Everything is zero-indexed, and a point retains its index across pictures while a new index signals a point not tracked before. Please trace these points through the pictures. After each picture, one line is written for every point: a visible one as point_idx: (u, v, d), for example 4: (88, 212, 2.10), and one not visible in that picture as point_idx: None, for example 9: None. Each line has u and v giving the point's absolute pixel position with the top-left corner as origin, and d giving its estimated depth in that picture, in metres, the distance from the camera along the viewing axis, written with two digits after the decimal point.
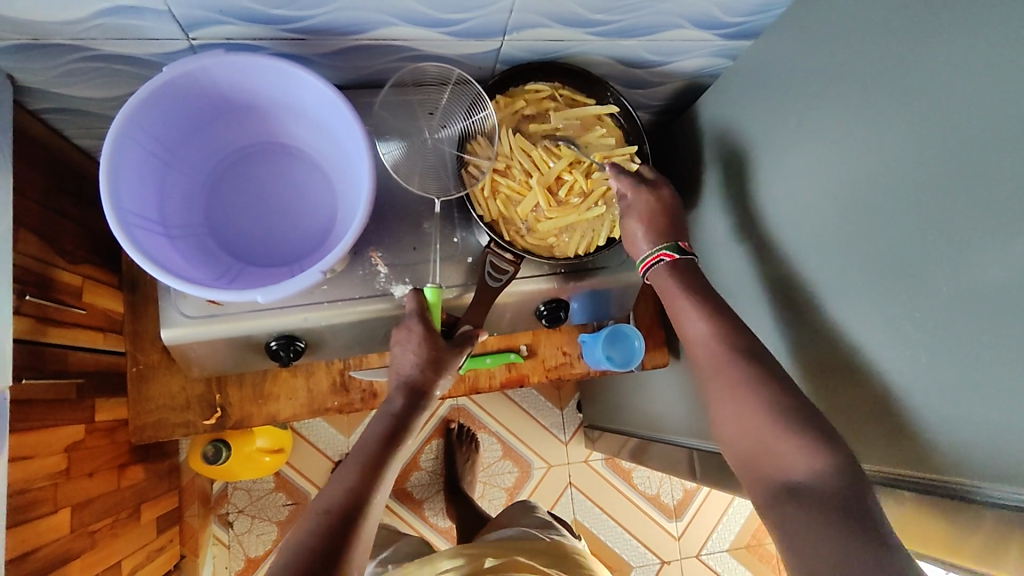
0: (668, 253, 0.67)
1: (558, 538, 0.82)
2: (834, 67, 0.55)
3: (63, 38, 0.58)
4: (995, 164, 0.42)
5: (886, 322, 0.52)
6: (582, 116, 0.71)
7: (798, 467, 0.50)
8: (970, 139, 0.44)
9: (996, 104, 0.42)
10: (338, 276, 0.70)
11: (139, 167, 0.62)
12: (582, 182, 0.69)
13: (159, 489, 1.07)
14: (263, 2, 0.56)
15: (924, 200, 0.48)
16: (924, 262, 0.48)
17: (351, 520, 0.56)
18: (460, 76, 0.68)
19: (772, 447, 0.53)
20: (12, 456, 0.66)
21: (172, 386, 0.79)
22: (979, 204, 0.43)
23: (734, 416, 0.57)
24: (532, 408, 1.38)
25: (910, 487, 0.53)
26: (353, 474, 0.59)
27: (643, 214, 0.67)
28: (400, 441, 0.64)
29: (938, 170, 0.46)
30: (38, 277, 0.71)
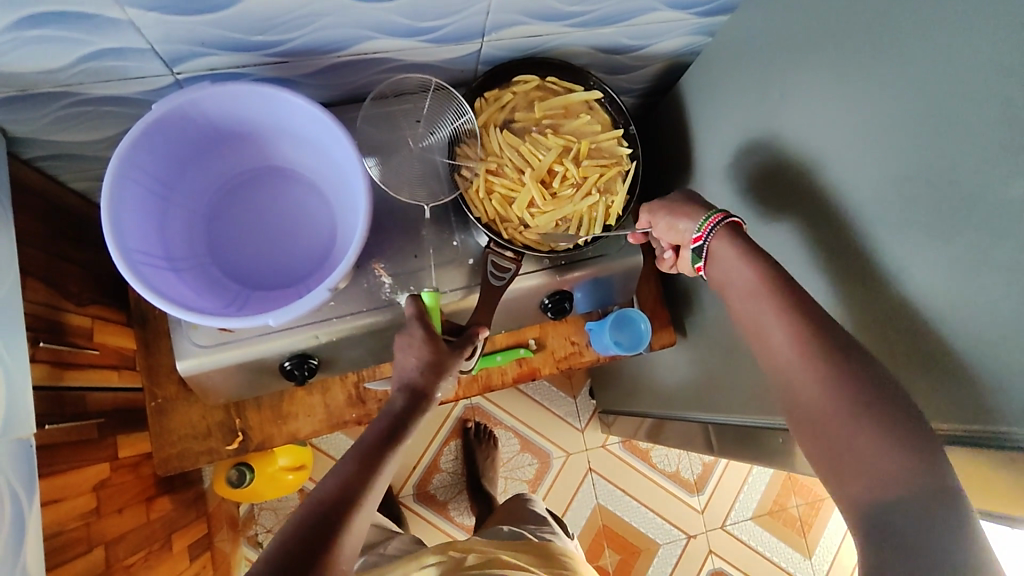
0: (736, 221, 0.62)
1: (547, 539, 0.83)
2: (812, 35, 0.56)
3: (50, 86, 0.59)
4: (977, 118, 0.43)
5: (883, 280, 0.53)
6: (566, 105, 0.72)
7: (878, 464, 0.45)
8: (949, 96, 0.45)
9: (971, 60, 0.43)
10: (343, 291, 0.71)
11: (139, 205, 0.63)
12: (575, 172, 0.70)
13: (189, 517, 1.09)
14: (244, 29, 0.57)
15: (911, 158, 0.48)
16: (914, 222, 0.49)
17: (343, 511, 0.55)
18: (438, 83, 0.71)
19: (844, 434, 0.47)
20: (44, 500, 0.67)
21: (192, 417, 0.81)
22: (962, 158, 0.44)
23: (802, 398, 0.51)
24: (545, 399, 1.40)
25: (973, 440, 0.47)
26: (350, 468, 0.59)
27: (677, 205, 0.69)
28: (398, 442, 0.63)
29: (921, 128, 0.47)
30: (49, 322, 0.72)
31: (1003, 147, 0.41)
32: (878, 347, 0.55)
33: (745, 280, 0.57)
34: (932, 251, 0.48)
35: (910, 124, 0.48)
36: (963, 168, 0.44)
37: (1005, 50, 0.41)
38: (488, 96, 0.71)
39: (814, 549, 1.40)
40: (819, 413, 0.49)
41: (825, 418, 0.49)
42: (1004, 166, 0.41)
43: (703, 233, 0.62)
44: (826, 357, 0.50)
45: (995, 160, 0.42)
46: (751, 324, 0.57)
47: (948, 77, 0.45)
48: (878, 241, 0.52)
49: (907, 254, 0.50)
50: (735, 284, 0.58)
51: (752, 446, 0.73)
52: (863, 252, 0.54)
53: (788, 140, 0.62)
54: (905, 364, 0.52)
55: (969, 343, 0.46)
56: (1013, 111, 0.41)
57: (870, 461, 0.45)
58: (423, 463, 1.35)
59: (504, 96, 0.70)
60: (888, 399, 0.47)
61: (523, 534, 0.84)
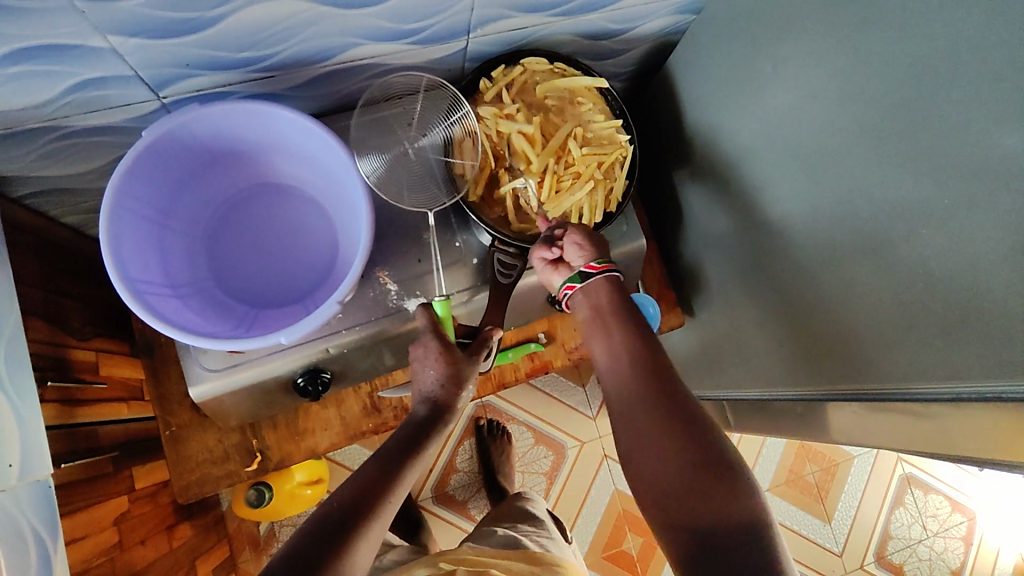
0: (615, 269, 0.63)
1: (548, 550, 0.84)
2: (793, 6, 0.55)
3: (35, 122, 0.58)
4: (954, 77, 0.42)
5: (870, 252, 0.52)
6: (571, 88, 0.70)
7: (701, 505, 0.50)
8: (927, 58, 0.44)
9: (948, 18, 0.42)
10: (351, 302, 0.70)
11: (137, 234, 0.62)
12: (580, 160, 0.69)
13: (211, 540, 1.08)
14: (229, 47, 0.56)
15: (890, 124, 0.48)
16: (896, 189, 0.48)
17: (363, 514, 0.55)
18: (429, 82, 0.69)
19: (676, 476, 0.52)
20: (68, 539, 0.67)
21: (208, 441, 0.80)
22: (943, 119, 0.44)
23: (632, 441, 0.55)
24: (554, 390, 1.40)
25: (930, 396, 0.50)
26: (371, 474, 0.59)
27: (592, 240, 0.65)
28: (420, 452, 0.63)
29: (900, 92, 0.46)
30: (54, 361, 0.71)
31: (980, 105, 0.41)
32: None
33: (602, 326, 0.61)
34: (915, 220, 0.47)
35: (890, 90, 0.47)
36: (944, 128, 0.44)
37: (977, 8, 0.40)
38: (494, 74, 0.69)
39: (833, 514, 1.36)
40: (651, 458, 0.53)
41: (667, 460, 0.52)
42: (984, 128, 0.41)
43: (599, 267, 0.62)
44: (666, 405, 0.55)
45: (974, 121, 0.41)
46: (603, 370, 0.60)
47: (923, 40, 0.44)
48: (865, 211, 0.52)
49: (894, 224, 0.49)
50: (601, 322, 0.61)
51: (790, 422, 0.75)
52: (846, 223, 0.54)
53: (772, 114, 0.61)
54: (891, 334, 0.52)
55: (959, 307, 0.45)
56: (990, 67, 0.40)
57: (693, 501, 0.51)
58: (439, 465, 1.35)
59: (514, 71, 0.69)
60: (712, 447, 0.52)
61: (522, 543, 0.84)
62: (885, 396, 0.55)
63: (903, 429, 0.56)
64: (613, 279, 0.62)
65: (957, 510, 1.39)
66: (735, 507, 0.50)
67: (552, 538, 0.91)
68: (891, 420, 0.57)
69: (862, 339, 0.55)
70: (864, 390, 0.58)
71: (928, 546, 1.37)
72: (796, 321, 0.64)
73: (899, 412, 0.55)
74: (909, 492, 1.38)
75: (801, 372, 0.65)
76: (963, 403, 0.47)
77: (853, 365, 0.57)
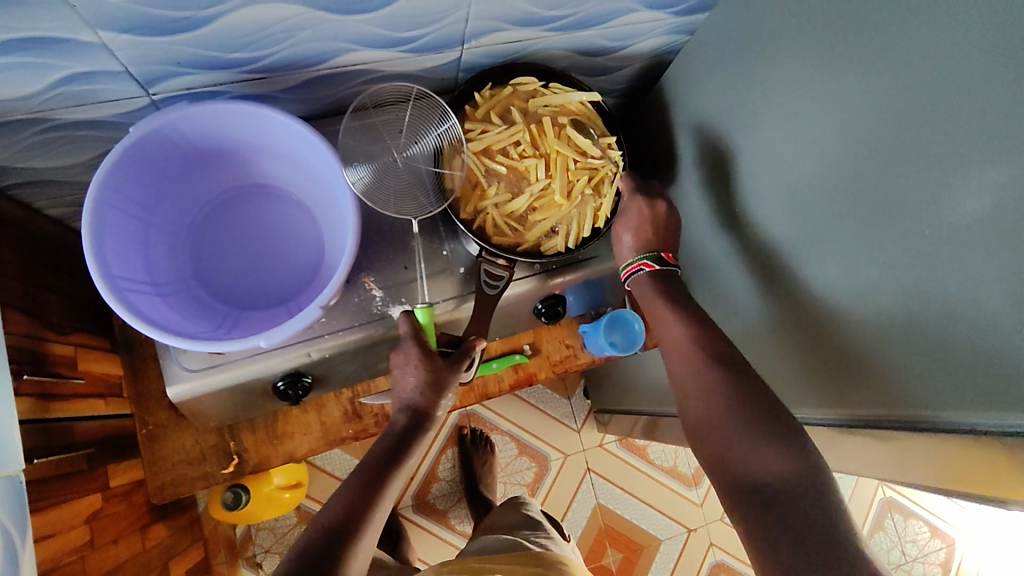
0: (647, 263, 0.69)
1: (548, 550, 0.84)
2: (782, 32, 0.56)
3: (21, 113, 0.57)
4: (937, 109, 0.43)
5: (849, 278, 0.53)
6: (563, 104, 0.70)
7: (771, 467, 0.51)
8: (912, 89, 0.45)
9: (933, 51, 0.43)
10: (334, 306, 0.70)
11: (121, 230, 0.62)
12: (559, 172, 0.69)
13: (187, 541, 1.06)
14: (220, 47, 0.56)
15: (875, 152, 0.48)
16: (879, 217, 0.49)
17: (346, 538, 0.56)
18: (419, 91, 0.68)
19: (746, 439, 0.54)
20: (37, 536, 0.65)
21: (185, 442, 0.79)
22: (926, 149, 0.44)
23: (700, 413, 0.58)
24: (539, 402, 1.39)
25: (917, 426, 0.50)
26: (351, 494, 0.59)
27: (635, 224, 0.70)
28: (398, 464, 0.63)
29: (885, 121, 0.47)
30: (30, 354, 0.69)
31: (964, 136, 0.41)
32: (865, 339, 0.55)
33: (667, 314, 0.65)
34: (898, 248, 0.48)
35: (875, 119, 0.48)
36: (927, 158, 0.44)
37: (961, 43, 0.41)
38: (485, 90, 0.70)
39: None
40: (702, 412, 0.58)
41: (716, 416, 0.57)
42: (968, 159, 0.41)
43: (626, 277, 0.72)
44: (736, 378, 0.58)
45: (959, 152, 0.42)
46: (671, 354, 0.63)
47: (908, 71, 0.45)
48: (848, 237, 0.52)
49: (877, 251, 0.50)
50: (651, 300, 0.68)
51: None
52: (828, 249, 0.54)
53: (760, 136, 0.62)
54: (874, 360, 0.52)
55: (938, 334, 0.46)
56: (972, 101, 0.41)
57: (761, 464, 0.52)
58: (421, 473, 1.34)
59: (503, 91, 0.70)
60: (784, 421, 0.54)
61: (521, 544, 0.84)
62: (869, 423, 0.55)
63: (877, 456, 0.56)
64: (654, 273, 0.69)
65: (936, 535, 1.39)
66: (786, 452, 0.52)
67: (551, 536, 0.91)
68: (871, 445, 0.56)
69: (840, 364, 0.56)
70: (843, 417, 0.58)
71: (907, 571, 1.37)
72: (777, 343, 0.65)
73: (869, 438, 0.56)
74: (889, 516, 1.38)
75: (784, 394, 0.66)
76: (937, 433, 0.48)
77: (838, 388, 0.57)
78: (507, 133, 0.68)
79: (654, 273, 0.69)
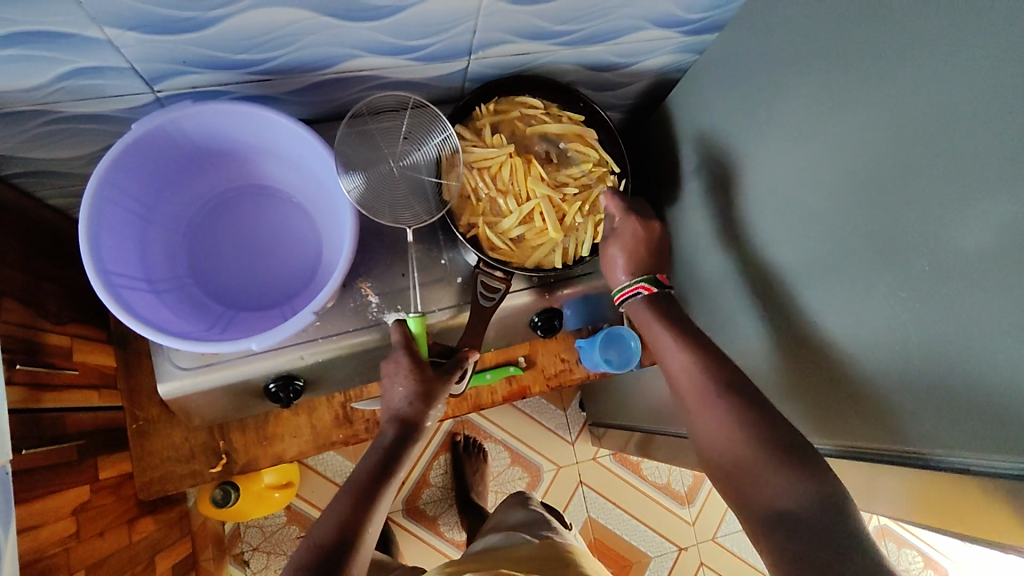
0: (645, 286, 0.66)
1: (550, 538, 0.83)
2: (789, 56, 0.56)
3: (26, 104, 0.57)
4: (943, 144, 0.42)
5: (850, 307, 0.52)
6: (562, 131, 0.71)
7: (795, 494, 0.50)
8: (917, 122, 0.44)
9: (940, 85, 0.42)
10: (329, 310, 0.69)
11: (119, 226, 0.62)
12: (544, 198, 0.68)
13: (174, 536, 1.06)
14: (225, 48, 0.56)
15: (879, 183, 0.48)
16: (881, 249, 0.48)
17: (341, 557, 0.56)
18: (417, 100, 0.68)
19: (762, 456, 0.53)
20: (21, 527, 0.65)
21: (174, 439, 0.79)
22: (931, 183, 0.44)
23: (711, 431, 0.57)
24: (534, 412, 1.39)
25: (926, 464, 0.48)
26: (344, 510, 0.59)
27: (628, 243, 0.67)
28: (388, 476, 0.63)
29: (890, 153, 0.47)
30: (25, 343, 0.69)
31: (967, 173, 0.41)
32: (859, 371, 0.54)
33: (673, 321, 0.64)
34: (897, 280, 0.47)
35: (880, 149, 0.47)
36: (931, 192, 0.44)
37: (968, 79, 0.40)
38: (488, 105, 0.70)
39: None
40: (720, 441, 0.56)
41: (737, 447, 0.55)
42: (971, 195, 0.41)
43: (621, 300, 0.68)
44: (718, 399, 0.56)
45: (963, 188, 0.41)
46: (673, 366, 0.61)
47: (916, 103, 0.44)
48: (849, 266, 0.52)
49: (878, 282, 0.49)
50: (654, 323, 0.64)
51: None
52: (829, 275, 0.54)
53: (764, 160, 0.61)
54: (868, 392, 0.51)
55: (937, 368, 0.45)
56: (978, 138, 0.40)
57: (778, 488, 0.51)
58: (412, 478, 1.33)
59: (506, 110, 0.70)
60: (792, 440, 0.53)
61: (523, 539, 0.83)
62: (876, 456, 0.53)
63: (874, 486, 0.55)
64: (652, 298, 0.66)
65: (930, 566, 1.38)
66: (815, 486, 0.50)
67: (558, 529, 0.89)
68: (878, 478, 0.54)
69: (839, 393, 0.55)
70: (846, 449, 0.57)
71: None
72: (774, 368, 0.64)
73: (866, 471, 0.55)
74: (883, 544, 1.36)
75: None
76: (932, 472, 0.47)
77: (844, 418, 0.55)
78: (500, 154, 0.68)
79: (652, 297, 0.66)
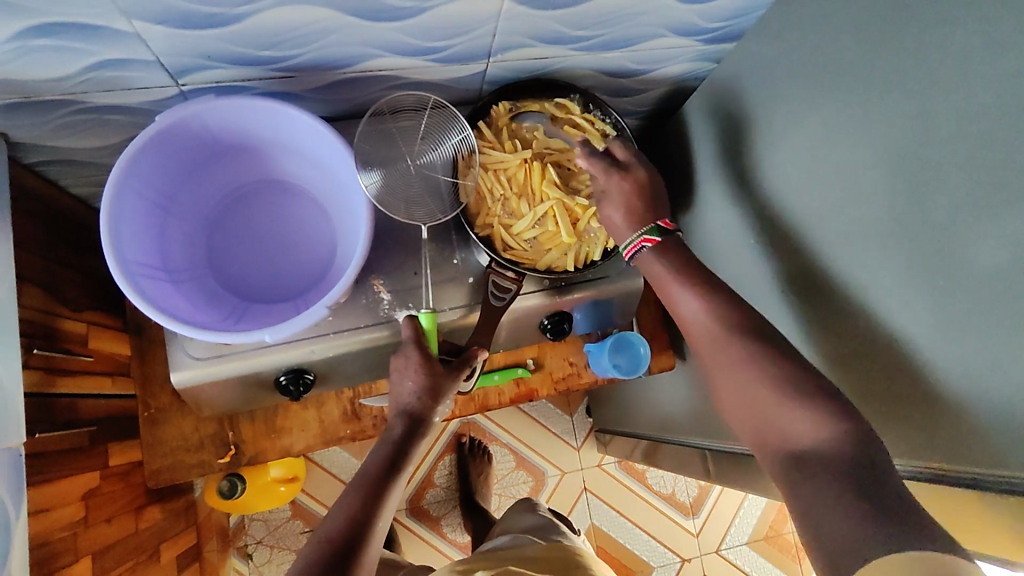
0: (649, 239, 0.65)
1: (559, 542, 0.83)
2: (811, 66, 0.56)
3: (55, 94, 0.59)
4: (966, 159, 0.43)
5: (874, 315, 0.53)
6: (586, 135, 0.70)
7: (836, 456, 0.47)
8: (940, 135, 0.44)
9: (963, 98, 0.42)
10: (342, 306, 0.70)
11: (139, 216, 0.63)
12: (556, 201, 0.68)
13: (180, 526, 1.07)
14: (250, 44, 0.57)
15: (903, 193, 0.48)
16: (901, 259, 0.49)
17: (352, 549, 0.56)
18: (437, 100, 0.69)
19: (782, 415, 0.52)
20: (31, 510, 0.66)
21: (184, 428, 0.80)
22: (955, 193, 0.44)
23: (743, 398, 0.55)
24: (540, 416, 1.39)
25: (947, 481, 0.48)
26: (354, 503, 0.60)
27: (620, 199, 0.66)
28: (398, 473, 0.64)
29: (914, 164, 0.47)
30: (43, 328, 0.71)
31: (994, 188, 0.41)
32: (872, 382, 0.54)
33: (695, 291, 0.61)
34: (915, 294, 0.48)
35: (903, 161, 0.48)
36: (953, 205, 0.44)
37: (993, 94, 0.41)
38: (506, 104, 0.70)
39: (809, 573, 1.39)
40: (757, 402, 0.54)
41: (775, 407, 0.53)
42: (997, 209, 0.41)
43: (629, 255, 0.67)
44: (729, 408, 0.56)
45: (991, 202, 0.41)
46: (693, 323, 0.61)
47: (938, 115, 0.44)
48: (870, 278, 0.52)
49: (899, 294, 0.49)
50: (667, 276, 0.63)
51: (751, 479, 0.71)
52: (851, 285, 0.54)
53: (783, 169, 0.61)
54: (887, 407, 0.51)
55: (955, 382, 0.46)
56: (1001, 151, 0.40)
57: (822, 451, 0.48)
58: (417, 477, 1.33)
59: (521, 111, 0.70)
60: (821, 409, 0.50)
61: (531, 543, 0.83)
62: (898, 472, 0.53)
63: None
64: (662, 245, 0.65)
65: None
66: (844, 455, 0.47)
67: (568, 534, 0.89)
68: None
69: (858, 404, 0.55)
70: None
71: None
72: None
73: None
74: None
75: None
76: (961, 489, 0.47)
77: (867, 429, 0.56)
78: (515, 159, 0.68)
79: (657, 247, 0.65)
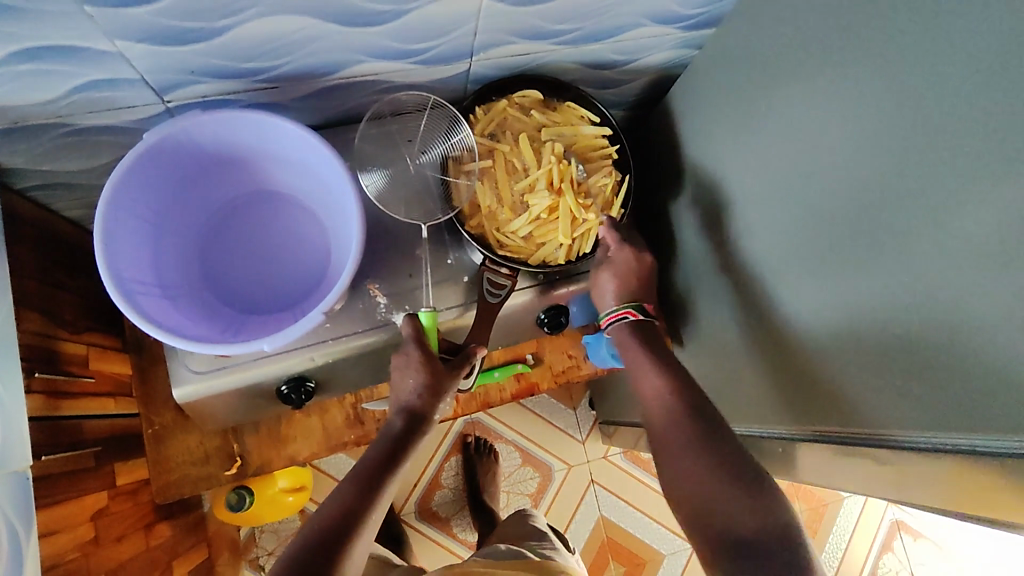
0: (633, 312, 0.70)
1: (548, 556, 0.82)
2: (789, 47, 0.56)
3: (42, 117, 0.59)
4: (941, 128, 0.43)
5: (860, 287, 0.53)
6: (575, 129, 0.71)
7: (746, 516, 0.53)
8: (918, 106, 0.45)
9: (938, 66, 0.43)
10: (338, 312, 0.70)
11: (132, 233, 0.63)
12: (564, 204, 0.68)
13: (191, 541, 1.07)
14: (232, 57, 0.57)
15: (883, 164, 0.49)
16: (885, 230, 0.49)
17: (344, 532, 0.58)
18: (435, 101, 0.71)
19: (699, 463, 0.57)
20: (41, 532, 0.66)
21: (190, 443, 0.80)
22: (935, 161, 0.44)
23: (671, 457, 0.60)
24: (544, 411, 1.39)
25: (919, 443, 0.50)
26: (351, 490, 0.61)
27: (620, 273, 0.71)
28: (396, 465, 0.65)
29: (894, 134, 0.47)
30: (42, 352, 0.71)
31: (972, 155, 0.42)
32: None
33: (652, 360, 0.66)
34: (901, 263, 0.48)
35: (883, 132, 0.48)
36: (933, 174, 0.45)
37: (969, 59, 0.41)
38: (485, 106, 0.71)
39: None
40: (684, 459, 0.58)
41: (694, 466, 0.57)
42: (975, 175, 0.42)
43: (606, 322, 0.71)
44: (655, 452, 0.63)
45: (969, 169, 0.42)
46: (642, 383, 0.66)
47: (915, 86, 0.45)
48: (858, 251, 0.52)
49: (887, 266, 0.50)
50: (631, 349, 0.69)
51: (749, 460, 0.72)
52: (839, 260, 0.55)
53: (766, 150, 0.62)
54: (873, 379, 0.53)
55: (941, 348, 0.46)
56: (978, 118, 0.41)
57: (737, 509, 0.54)
58: (424, 479, 1.34)
59: (497, 107, 0.70)
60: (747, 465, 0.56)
61: (523, 553, 0.82)
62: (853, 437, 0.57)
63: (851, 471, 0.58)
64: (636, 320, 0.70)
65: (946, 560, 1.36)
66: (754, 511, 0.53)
67: (556, 548, 0.89)
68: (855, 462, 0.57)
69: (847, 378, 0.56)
70: (827, 433, 0.60)
71: None
72: (782, 357, 0.64)
73: (853, 460, 0.57)
74: (897, 537, 1.36)
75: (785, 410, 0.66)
76: (946, 453, 0.47)
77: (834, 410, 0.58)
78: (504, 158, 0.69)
79: (635, 322, 0.70)
